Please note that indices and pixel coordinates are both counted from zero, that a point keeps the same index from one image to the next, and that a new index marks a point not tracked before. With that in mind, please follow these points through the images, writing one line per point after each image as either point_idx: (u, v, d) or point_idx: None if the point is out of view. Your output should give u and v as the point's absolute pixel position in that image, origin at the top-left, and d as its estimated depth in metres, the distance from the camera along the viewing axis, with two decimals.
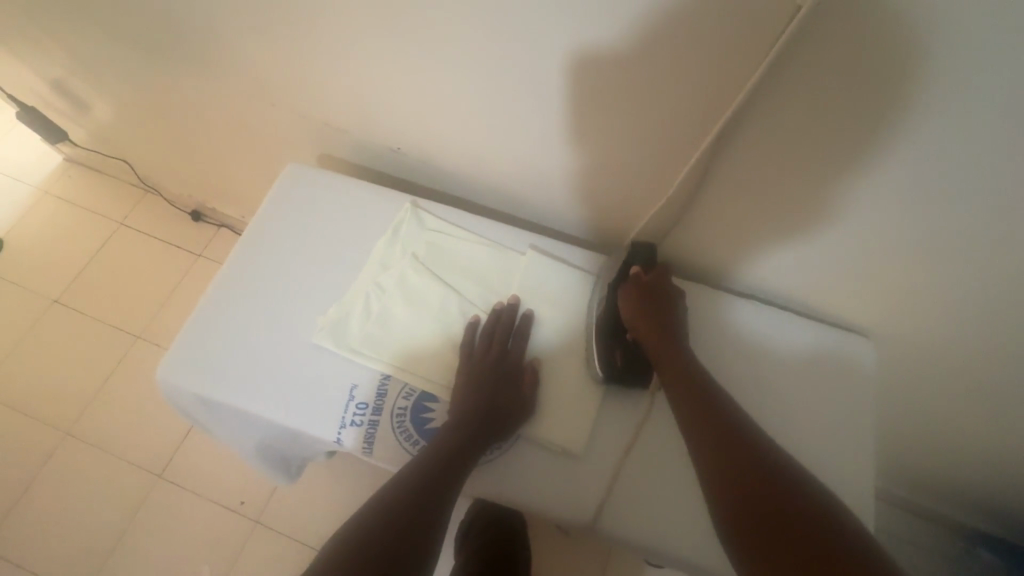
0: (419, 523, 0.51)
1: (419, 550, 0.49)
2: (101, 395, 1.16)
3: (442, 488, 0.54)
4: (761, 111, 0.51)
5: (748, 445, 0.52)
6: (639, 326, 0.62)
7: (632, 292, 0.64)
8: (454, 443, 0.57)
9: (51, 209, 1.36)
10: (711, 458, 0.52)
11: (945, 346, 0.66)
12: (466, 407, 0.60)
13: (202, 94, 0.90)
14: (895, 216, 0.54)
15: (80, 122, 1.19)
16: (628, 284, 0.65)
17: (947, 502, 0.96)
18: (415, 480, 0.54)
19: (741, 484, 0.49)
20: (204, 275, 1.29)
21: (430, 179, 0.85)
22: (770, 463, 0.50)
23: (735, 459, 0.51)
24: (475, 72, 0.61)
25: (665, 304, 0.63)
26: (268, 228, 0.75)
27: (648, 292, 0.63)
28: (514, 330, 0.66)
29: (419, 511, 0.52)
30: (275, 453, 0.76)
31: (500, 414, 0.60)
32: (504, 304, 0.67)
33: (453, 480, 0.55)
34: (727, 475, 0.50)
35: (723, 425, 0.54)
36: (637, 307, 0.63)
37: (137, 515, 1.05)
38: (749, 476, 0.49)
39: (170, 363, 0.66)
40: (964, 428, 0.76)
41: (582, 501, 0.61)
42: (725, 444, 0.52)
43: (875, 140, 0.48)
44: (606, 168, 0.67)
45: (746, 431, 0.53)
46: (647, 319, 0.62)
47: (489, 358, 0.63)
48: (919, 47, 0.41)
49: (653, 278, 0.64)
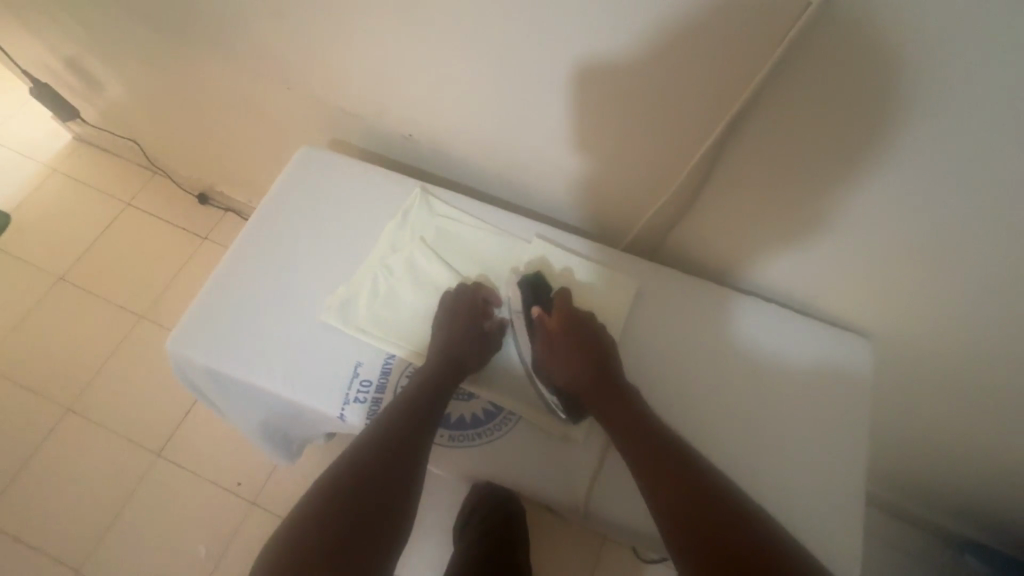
0: (393, 483, 0.52)
1: (395, 508, 0.51)
2: (103, 373, 1.17)
3: (412, 454, 0.55)
4: (771, 104, 0.51)
5: (684, 459, 0.54)
6: (564, 375, 0.62)
7: (548, 344, 0.63)
8: (423, 408, 0.59)
9: (60, 187, 1.37)
10: (648, 478, 0.53)
11: (941, 351, 0.67)
12: (433, 376, 0.61)
13: (216, 76, 0.90)
14: (893, 217, 0.55)
15: (93, 101, 1.19)
16: (539, 338, 0.64)
17: (936, 507, 0.97)
18: (386, 441, 0.55)
19: (680, 503, 0.50)
20: (209, 257, 1.30)
21: (438, 167, 0.86)
22: (703, 475, 0.52)
23: (674, 475, 0.52)
24: (485, 62, 0.62)
25: (584, 337, 0.63)
26: (278, 207, 0.76)
27: (557, 337, 0.63)
28: (477, 307, 0.67)
29: (390, 474, 0.53)
30: (277, 430, 0.77)
31: (449, 386, 0.61)
32: (464, 285, 0.68)
33: (423, 442, 0.57)
34: (664, 491, 0.52)
35: (658, 441, 0.56)
36: (558, 356, 0.62)
37: (135, 492, 1.06)
38: (688, 491, 0.51)
39: (179, 335, 0.67)
40: (956, 433, 0.77)
41: (577, 487, 0.61)
42: (664, 463, 0.54)
43: (881, 139, 0.49)
44: (611, 162, 0.68)
45: (682, 448, 0.55)
46: (568, 368, 0.62)
47: (460, 328, 0.64)
48: (924, 50, 0.41)
49: (558, 319, 0.64)
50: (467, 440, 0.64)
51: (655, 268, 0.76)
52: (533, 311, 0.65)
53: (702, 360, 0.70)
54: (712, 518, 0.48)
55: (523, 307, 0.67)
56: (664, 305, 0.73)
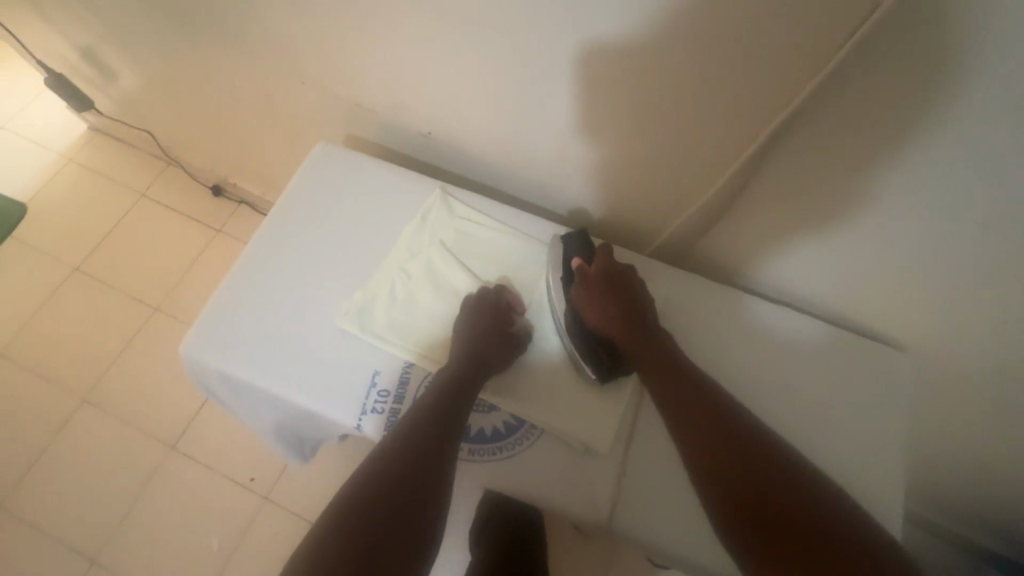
0: (418, 491, 0.51)
1: (422, 518, 0.50)
2: (117, 366, 1.17)
3: (438, 459, 0.53)
4: (824, 110, 0.48)
5: (741, 429, 0.53)
6: (599, 322, 0.62)
7: (585, 289, 0.63)
8: (446, 409, 0.57)
9: (75, 176, 1.37)
10: (703, 452, 0.52)
11: (987, 376, 0.63)
12: (455, 375, 0.59)
13: (231, 68, 0.88)
14: (942, 230, 0.52)
15: (108, 92, 1.18)
16: (578, 284, 0.63)
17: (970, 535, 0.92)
18: (408, 445, 0.53)
19: (743, 480, 0.49)
20: (222, 250, 1.29)
21: (459, 165, 0.84)
22: (763, 446, 0.52)
23: (714, 437, 0.53)
24: (514, 60, 0.59)
25: (627, 291, 0.62)
26: (295, 207, 0.74)
27: (597, 286, 0.62)
28: (498, 305, 0.65)
29: (415, 481, 0.51)
30: (291, 433, 0.76)
31: (473, 387, 0.59)
32: (487, 289, 0.66)
33: (448, 446, 0.55)
34: (723, 466, 0.51)
35: (710, 411, 0.55)
36: (597, 304, 0.62)
37: (149, 485, 1.07)
38: (751, 467, 0.50)
39: (194, 338, 0.66)
40: (998, 460, 0.72)
41: (600, 503, 0.59)
42: (718, 436, 0.53)
43: (939, 151, 0.46)
44: (639, 163, 0.65)
45: (738, 416, 0.54)
46: (604, 313, 0.62)
47: (481, 328, 0.62)
48: (992, 55, 0.38)
49: (598, 268, 0.63)
50: (487, 454, 0.62)
51: (682, 275, 0.73)
52: (575, 261, 0.65)
53: (729, 375, 0.67)
54: (754, 481, 0.49)
55: (563, 260, 0.67)
56: (688, 314, 0.71)
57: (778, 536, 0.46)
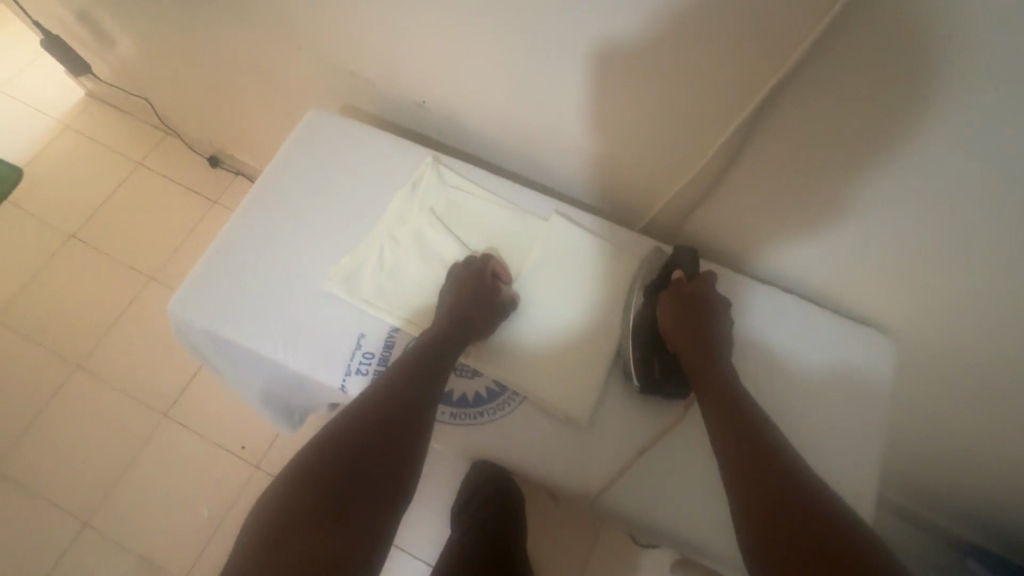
0: (392, 445, 0.52)
1: (394, 472, 0.50)
2: (111, 333, 1.18)
3: (413, 416, 0.54)
4: (811, 84, 0.47)
5: (784, 461, 0.49)
6: (674, 334, 0.60)
7: (673, 301, 0.61)
8: (426, 370, 0.58)
9: (72, 143, 1.37)
10: (740, 474, 0.49)
11: (967, 360, 0.63)
12: (438, 336, 0.60)
13: (225, 35, 0.87)
14: (923, 211, 0.52)
15: (105, 57, 1.17)
16: (668, 292, 0.62)
17: (953, 527, 0.92)
18: (386, 400, 0.54)
19: (777, 509, 0.46)
20: (218, 221, 1.29)
21: (455, 138, 0.83)
22: (804, 481, 0.47)
23: (747, 451, 0.51)
24: (509, 29, 0.58)
25: (711, 316, 0.60)
26: (285, 172, 0.74)
27: (688, 302, 0.61)
28: (485, 271, 0.66)
29: (389, 434, 0.52)
30: (280, 398, 0.76)
31: (454, 349, 0.60)
32: (474, 257, 0.67)
33: (425, 405, 0.55)
34: (757, 489, 0.48)
35: (756, 436, 0.52)
36: (679, 317, 0.60)
37: (141, 449, 1.08)
38: (789, 498, 0.46)
39: (182, 297, 0.66)
40: (981, 448, 0.72)
41: (579, 470, 0.60)
42: (760, 462, 0.49)
43: (919, 127, 0.46)
44: (629, 140, 0.65)
45: (783, 449, 0.51)
46: (682, 328, 0.60)
47: (466, 291, 0.63)
48: (970, 29, 0.38)
49: (696, 287, 0.62)
50: (469, 418, 0.63)
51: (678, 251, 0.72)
52: (676, 273, 0.63)
53: None
54: (785, 505, 0.46)
55: (663, 268, 0.65)
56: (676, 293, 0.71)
57: (793, 550, 0.42)
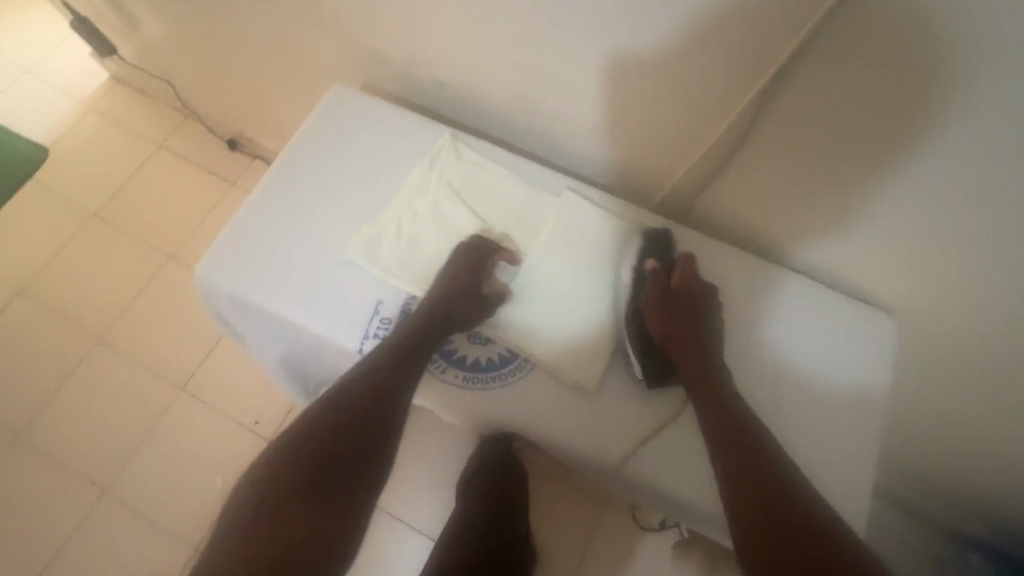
0: (370, 427, 0.57)
1: (371, 450, 0.57)
2: (131, 308, 1.21)
3: (393, 400, 0.59)
4: (819, 62, 0.49)
5: (771, 458, 0.52)
6: (660, 330, 0.63)
7: (658, 296, 0.64)
8: (410, 358, 0.61)
9: (96, 124, 1.40)
10: (731, 469, 0.52)
11: (972, 343, 0.64)
12: (426, 323, 0.63)
13: (250, 16, 0.89)
14: (927, 191, 0.53)
15: (130, 39, 1.20)
16: (650, 287, 0.65)
17: (953, 518, 0.93)
18: (370, 384, 0.59)
19: (767, 506, 0.48)
20: (235, 203, 1.32)
21: (470, 119, 0.85)
22: (789, 479, 0.51)
23: (736, 447, 0.53)
24: (527, 7, 0.60)
25: (693, 309, 0.63)
26: (307, 145, 0.76)
27: (667, 296, 0.63)
28: (479, 259, 0.68)
29: (368, 416, 0.58)
30: (297, 365, 0.79)
31: (439, 336, 0.64)
32: (472, 243, 0.68)
33: (405, 390, 0.60)
34: (747, 484, 0.50)
35: (745, 434, 0.54)
36: (664, 314, 0.63)
37: (159, 420, 1.11)
38: (776, 496, 0.49)
39: (209, 261, 0.69)
40: (984, 435, 0.73)
41: (586, 436, 0.62)
42: (749, 459, 0.52)
43: (923, 104, 0.47)
44: (641, 119, 0.66)
45: (769, 446, 0.54)
46: (669, 323, 0.62)
47: (458, 281, 0.65)
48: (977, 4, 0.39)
49: (677, 281, 0.64)
50: (483, 383, 0.65)
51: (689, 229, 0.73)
52: (650, 263, 0.66)
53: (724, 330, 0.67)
54: (773, 502, 0.48)
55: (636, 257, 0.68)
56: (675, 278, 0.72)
57: (780, 544, 0.46)
